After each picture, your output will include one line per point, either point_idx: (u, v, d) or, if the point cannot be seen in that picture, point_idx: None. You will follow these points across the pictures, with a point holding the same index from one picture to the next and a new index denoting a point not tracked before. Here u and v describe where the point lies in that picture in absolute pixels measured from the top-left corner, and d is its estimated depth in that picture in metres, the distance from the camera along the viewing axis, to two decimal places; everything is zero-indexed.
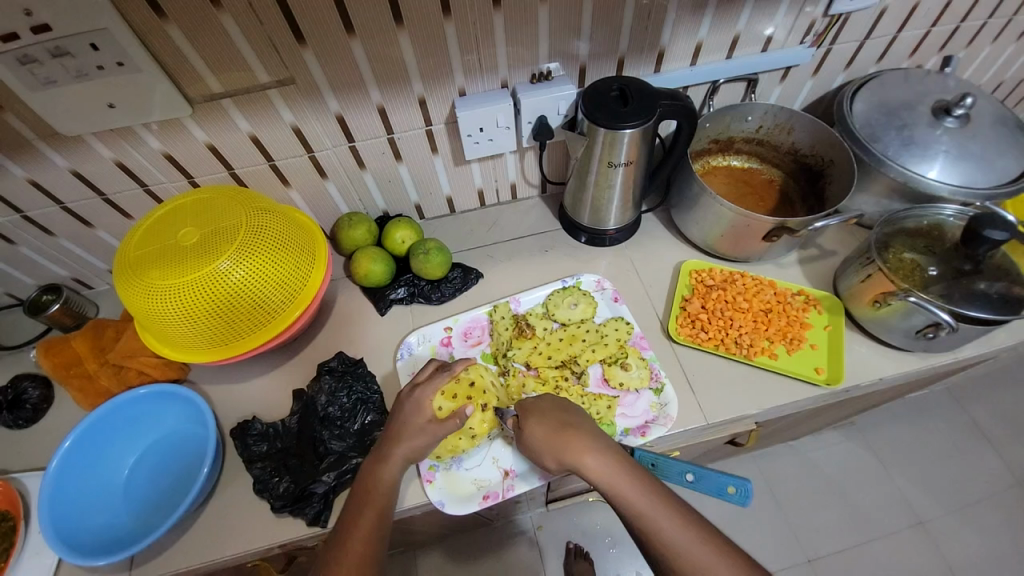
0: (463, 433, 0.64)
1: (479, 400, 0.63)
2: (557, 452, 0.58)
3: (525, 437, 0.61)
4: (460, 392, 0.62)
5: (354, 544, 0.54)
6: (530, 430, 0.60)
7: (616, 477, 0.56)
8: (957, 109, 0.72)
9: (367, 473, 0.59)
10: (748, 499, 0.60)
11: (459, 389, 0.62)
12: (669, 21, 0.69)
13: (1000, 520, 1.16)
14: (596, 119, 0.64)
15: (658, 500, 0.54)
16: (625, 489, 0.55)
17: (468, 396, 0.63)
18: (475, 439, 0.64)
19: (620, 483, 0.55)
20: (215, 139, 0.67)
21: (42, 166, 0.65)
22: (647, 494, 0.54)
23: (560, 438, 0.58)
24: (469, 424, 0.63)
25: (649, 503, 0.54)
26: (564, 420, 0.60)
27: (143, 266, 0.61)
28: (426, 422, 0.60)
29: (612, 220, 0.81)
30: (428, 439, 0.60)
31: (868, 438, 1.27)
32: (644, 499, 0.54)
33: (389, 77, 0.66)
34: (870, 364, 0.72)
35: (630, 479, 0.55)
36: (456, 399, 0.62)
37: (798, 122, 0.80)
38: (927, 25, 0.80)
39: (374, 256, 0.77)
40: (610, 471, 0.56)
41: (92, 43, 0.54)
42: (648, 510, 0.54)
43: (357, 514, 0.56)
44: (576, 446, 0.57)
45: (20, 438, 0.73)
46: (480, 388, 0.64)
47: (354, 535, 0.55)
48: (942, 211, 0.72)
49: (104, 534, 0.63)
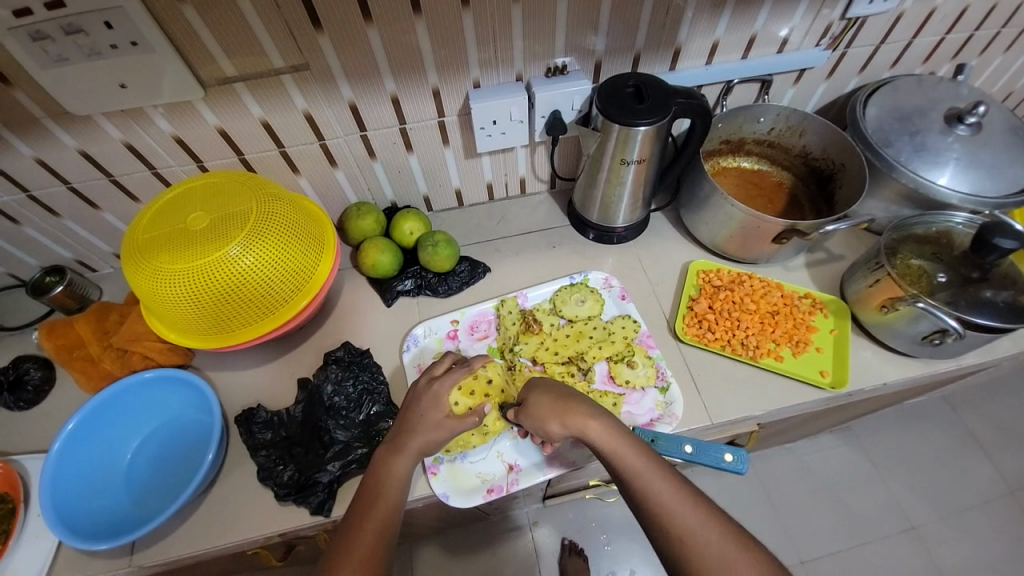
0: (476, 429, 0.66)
1: (495, 399, 0.65)
2: (562, 420, 0.59)
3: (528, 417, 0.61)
4: (477, 389, 0.63)
5: (365, 536, 0.54)
6: (534, 400, 0.62)
7: (617, 442, 0.56)
8: (970, 117, 0.72)
9: (378, 467, 0.59)
10: (744, 466, 0.62)
11: (476, 386, 0.63)
12: (686, 19, 0.69)
13: (991, 527, 1.18)
14: (610, 115, 0.63)
15: (655, 466, 0.54)
16: (626, 454, 0.55)
17: (486, 393, 0.64)
18: (487, 437, 0.67)
19: (620, 449, 0.55)
20: (226, 124, 0.67)
21: (50, 145, 0.64)
22: (646, 460, 0.55)
23: (568, 412, 0.59)
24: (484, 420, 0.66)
25: (647, 467, 0.54)
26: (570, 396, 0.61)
27: (151, 250, 0.60)
28: (443, 418, 0.60)
29: (621, 218, 0.81)
30: (445, 435, 0.60)
31: (864, 443, 1.28)
32: (641, 465, 0.54)
33: (404, 66, 0.65)
34: (874, 369, 0.72)
35: (631, 445, 0.55)
36: (474, 396, 0.63)
37: (811, 125, 0.80)
38: (941, 32, 0.80)
39: (382, 247, 0.76)
40: (612, 437, 0.56)
41: (106, 21, 0.53)
42: (644, 475, 0.54)
43: (367, 507, 0.56)
44: (581, 414, 0.58)
45: (20, 419, 0.73)
46: (496, 386, 0.65)
47: (364, 528, 0.55)
48: (951, 219, 0.72)
49: (104, 518, 0.63)
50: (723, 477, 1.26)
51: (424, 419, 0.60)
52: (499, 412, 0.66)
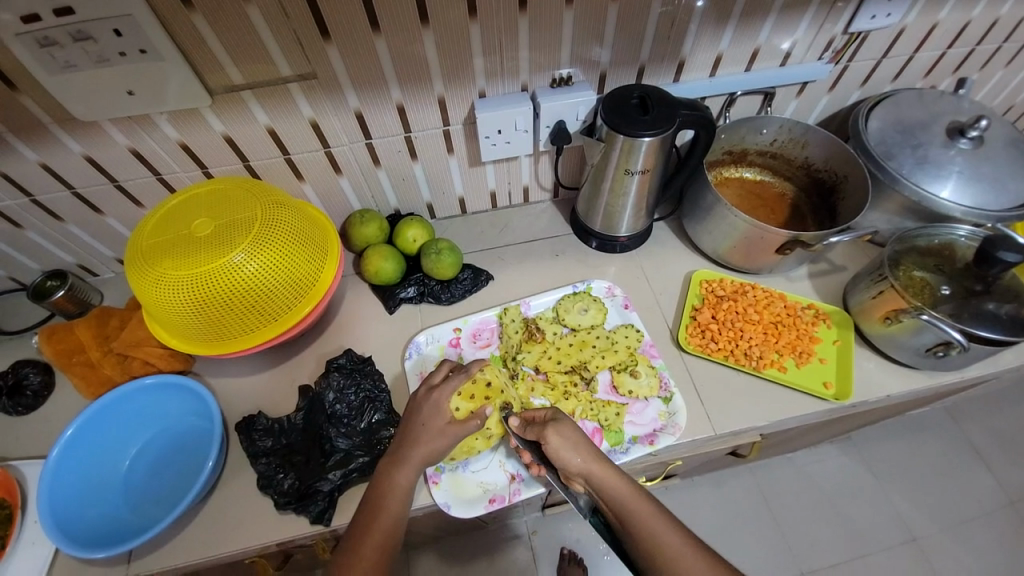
0: (480, 434, 0.64)
1: (497, 400, 0.64)
2: (587, 468, 0.57)
3: (558, 440, 0.58)
4: (477, 393, 0.63)
5: (367, 551, 0.54)
6: (565, 430, 0.59)
7: (627, 490, 0.56)
8: (971, 130, 0.73)
9: (381, 478, 0.58)
10: None
11: (476, 390, 0.63)
12: (691, 32, 0.70)
13: (992, 540, 1.17)
14: (615, 125, 0.64)
15: (666, 521, 0.54)
16: (642, 510, 0.55)
17: (486, 396, 0.64)
18: (491, 440, 0.65)
19: (634, 500, 0.55)
20: (232, 131, 0.67)
21: (56, 150, 0.64)
22: (660, 516, 0.54)
23: (597, 461, 0.58)
24: (487, 424, 0.64)
25: (659, 520, 0.54)
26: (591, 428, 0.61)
27: (156, 255, 0.60)
28: (446, 424, 0.60)
29: (625, 227, 0.81)
30: (447, 442, 0.59)
31: (864, 454, 1.28)
32: (657, 521, 0.54)
33: (410, 75, 0.66)
34: (877, 381, 0.72)
35: (644, 501, 0.55)
36: (474, 400, 0.63)
37: (813, 137, 0.80)
38: (943, 47, 0.81)
39: (385, 254, 0.76)
40: (628, 490, 0.56)
41: (115, 28, 0.53)
42: (660, 531, 0.53)
43: (370, 521, 0.56)
44: (606, 475, 0.57)
45: (18, 425, 0.72)
46: (497, 388, 0.65)
47: (367, 542, 0.54)
48: (955, 231, 0.72)
49: (100, 526, 0.62)
50: (724, 487, 1.25)
51: (428, 427, 0.60)
52: (500, 415, 0.64)
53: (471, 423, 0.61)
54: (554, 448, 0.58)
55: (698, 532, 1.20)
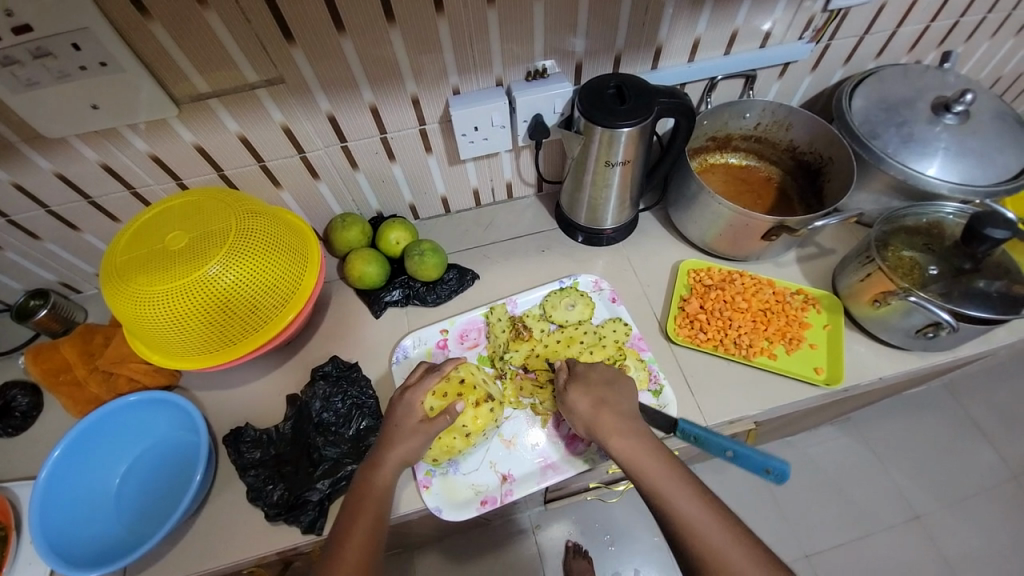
0: (456, 431, 0.63)
1: (471, 396, 0.63)
2: (591, 421, 0.59)
3: (576, 388, 0.62)
4: (450, 390, 0.63)
5: (348, 556, 0.53)
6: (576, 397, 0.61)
7: (641, 457, 0.56)
8: (957, 105, 0.71)
9: (359, 483, 0.58)
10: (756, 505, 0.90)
11: (449, 387, 0.63)
12: (667, 16, 0.68)
13: (996, 514, 1.17)
14: (592, 116, 0.63)
15: (668, 468, 0.55)
16: (644, 462, 0.56)
17: (459, 393, 0.63)
18: (469, 438, 0.63)
19: (646, 463, 0.56)
20: (203, 141, 0.66)
21: (26, 170, 0.64)
22: (662, 466, 0.55)
23: (601, 411, 0.59)
24: (462, 421, 0.63)
25: (663, 470, 0.55)
26: (611, 385, 0.62)
27: (131, 271, 0.60)
28: (418, 422, 0.60)
29: (610, 219, 0.80)
30: (420, 441, 0.60)
31: (865, 434, 1.27)
32: (661, 473, 0.55)
33: (381, 75, 0.65)
34: (869, 365, 0.72)
35: (647, 449, 0.57)
36: (447, 397, 0.62)
37: (797, 119, 0.79)
38: (926, 20, 0.79)
39: (368, 258, 0.75)
40: (640, 453, 0.56)
41: (74, 43, 0.52)
42: (662, 480, 0.54)
43: (349, 525, 0.55)
44: (608, 426, 0.58)
45: (9, 447, 0.72)
46: (471, 384, 0.64)
47: (346, 547, 0.54)
48: (942, 209, 0.71)
49: (95, 544, 0.62)
50: (725, 473, 1.25)
51: (401, 428, 0.60)
52: (474, 410, 0.63)
53: (440, 418, 0.60)
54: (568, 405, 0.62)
55: None
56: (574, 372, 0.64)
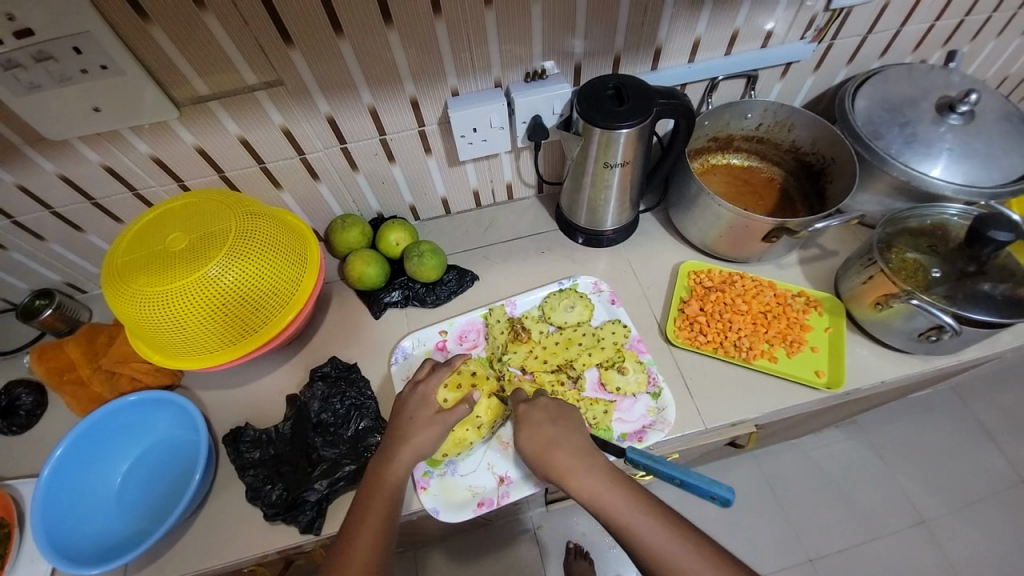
0: (469, 423, 0.64)
1: (484, 387, 0.66)
2: (544, 464, 0.58)
3: (522, 432, 0.61)
4: (463, 382, 0.65)
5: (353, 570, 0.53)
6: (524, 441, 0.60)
7: (602, 494, 0.55)
8: (962, 105, 0.71)
9: (366, 494, 0.58)
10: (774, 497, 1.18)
11: (463, 379, 0.65)
12: (666, 17, 0.68)
13: (1004, 519, 1.15)
14: (591, 118, 0.62)
15: (631, 500, 0.55)
16: (607, 499, 0.55)
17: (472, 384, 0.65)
18: (482, 430, 0.65)
19: (606, 500, 0.55)
20: (204, 143, 0.66)
21: (30, 171, 0.64)
22: (624, 498, 0.55)
23: (555, 451, 0.58)
24: (477, 411, 0.65)
25: (627, 503, 0.55)
26: (560, 420, 0.61)
27: (132, 272, 0.60)
28: (435, 413, 0.61)
29: (610, 221, 0.80)
30: (417, 441, 0.59)
31: (870, 437, 1.26)
32: (625, 508, 0.55)
33: (380, 77, 0.65)
34: (872, 367, 0.71)
35: (606, 484, 0.56)
36: (460, 389, 0.64)
37: (799, 119, 0.78)
38: (930, 19, 0.78)
39: (368, 259, 0.76)
40: (600, 490, 0.56)
41: (75, 46, 0.53)
42: (626, 516, 0.54)
43: (350, 540, 0.55)
44: (564, 467, 0.57)
45: (13, 444, 0.73)
46: (482, 375, 0.67)
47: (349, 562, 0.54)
48: (944, 211, 0.70)
49: (98, 542, 0.63)
50: (728, 475, 1.24)
51: (416, 419, 0.61)
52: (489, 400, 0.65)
53: (459, 408, 0.61)
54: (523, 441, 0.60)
55: (703, 522, 1.19)
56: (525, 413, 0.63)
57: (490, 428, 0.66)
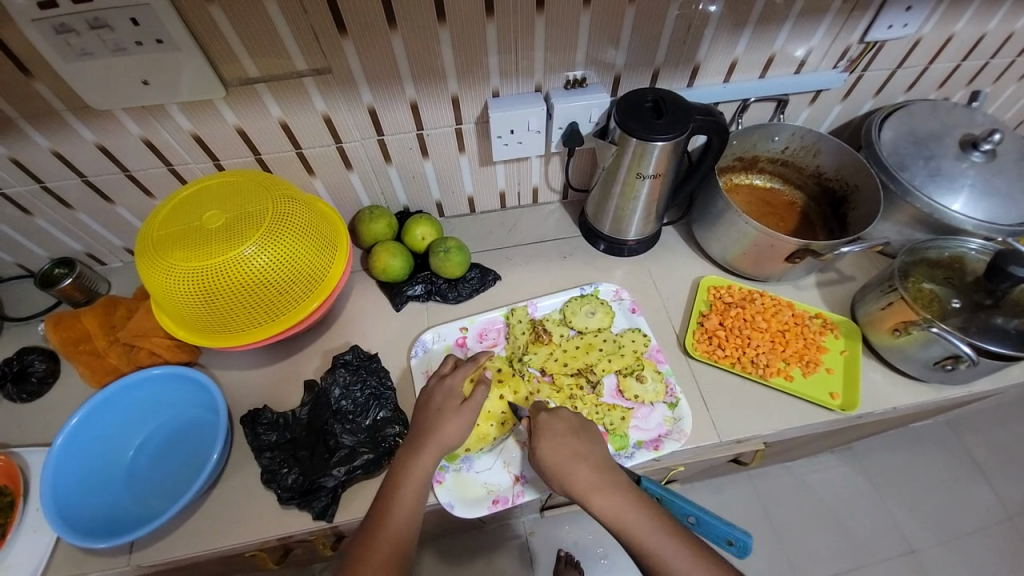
0: (493, 418, 0.65)
1: (509, 385, 0.68)
2: (568, 480, 0.59)
3: (543, 442, 0.61)
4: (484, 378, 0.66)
5: (375, 560, 0.53)
6: (543, 449, 0.60)
7: (625, 510, 0.57)
8: (985, 144, 0.73)
9: (390, 487, 0.58)
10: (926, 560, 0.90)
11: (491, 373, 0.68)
12: (707, 37, 0.69)
13: (990, 555, 1.17)
14: (630, 128, 0.63)
15: (652, 519, 0.56)
16: (632, 520, 0.56)
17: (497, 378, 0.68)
18: (505, 426, 0.66)
19: (628, 516, 0.56)
20: (245, 124, 0.67)
21: (68, 137, 0.64)
22: (644, 517, 0.56)
23: (580, 465, 0.59)
24: (495, 407, 0.66)
25: (649, 522, 0.56)
26: (587, 431, 0.61)
27: (168, 245, 0.60)
28: (460, 403, 0.62)
29: (634, 230, 0.81)
30: (436, 434, 0.60)
31: (864, 464, 1.28)
32: (648, 527, 0.56)
33: (425, 72, 0.66)
34: (884, 392, 0.72)
35: (629, 502, 0.57)
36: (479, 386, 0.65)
37: (825, 145, 0.80)
38: (957, 59, 0.81)
39: (394, 251, 0.76)
40: (622, 509, 0.57)
41: (133, 17, 0.53)
42: (650, 537, 0.55)
43: (372, 533, 0.55)
44: (590, 484, 0.58)
45: (22, 412, 0.72)
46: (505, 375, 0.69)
47: (369, 554, 0.54)
48: (966, 245, 0.72)
49: (103, 516, 0.62)
50: (723, 492, 1.25)
51: (445, 411, 0.61)
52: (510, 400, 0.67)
53: (477, 391, 0.62)
54: (545, 450, 0.60)
55: None
56: (536, 425, 0.62)
57: (511, 427, 0.67)
